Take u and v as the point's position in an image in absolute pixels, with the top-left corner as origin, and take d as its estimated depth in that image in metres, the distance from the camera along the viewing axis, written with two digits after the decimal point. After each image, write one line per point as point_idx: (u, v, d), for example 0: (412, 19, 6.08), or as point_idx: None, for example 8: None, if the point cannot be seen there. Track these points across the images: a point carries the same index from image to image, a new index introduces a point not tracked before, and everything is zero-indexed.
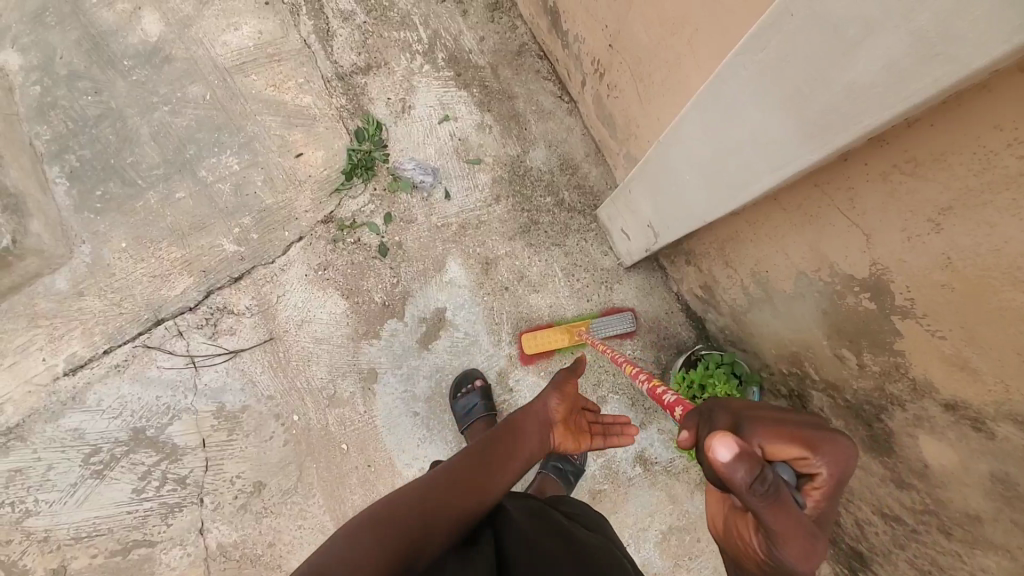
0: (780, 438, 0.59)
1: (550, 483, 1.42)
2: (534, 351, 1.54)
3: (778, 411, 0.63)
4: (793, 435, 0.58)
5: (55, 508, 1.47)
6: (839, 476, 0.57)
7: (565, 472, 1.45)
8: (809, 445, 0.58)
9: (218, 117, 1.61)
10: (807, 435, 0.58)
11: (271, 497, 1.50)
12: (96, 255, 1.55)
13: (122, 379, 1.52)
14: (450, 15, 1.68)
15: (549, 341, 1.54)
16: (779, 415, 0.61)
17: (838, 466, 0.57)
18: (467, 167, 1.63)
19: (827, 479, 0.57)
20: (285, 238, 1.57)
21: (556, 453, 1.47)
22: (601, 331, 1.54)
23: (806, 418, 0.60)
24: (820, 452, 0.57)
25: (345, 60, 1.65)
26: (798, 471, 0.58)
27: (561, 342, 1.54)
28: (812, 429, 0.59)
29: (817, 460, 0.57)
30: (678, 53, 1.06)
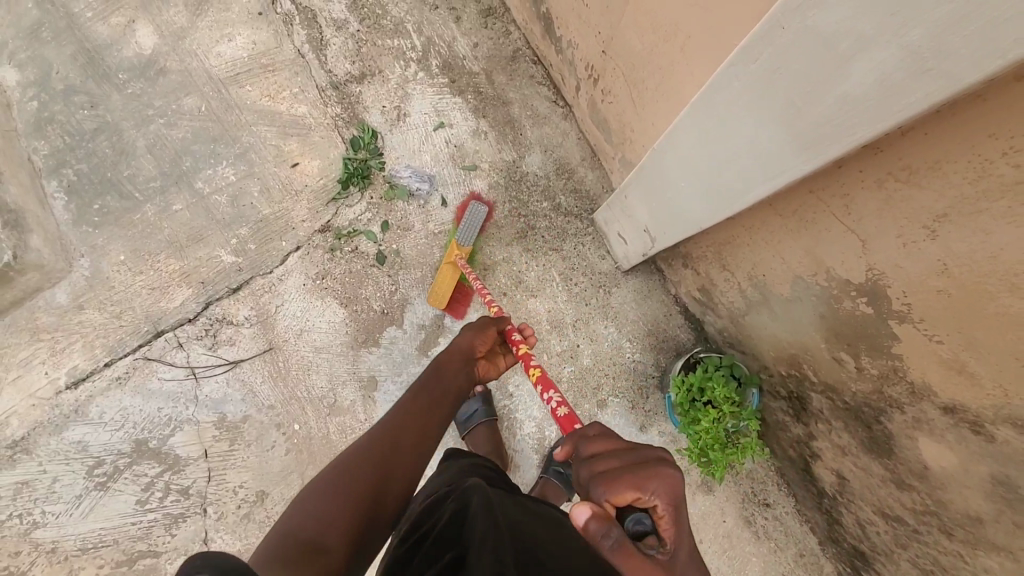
0: (618, 484, 0.63)
1: (551, 488, 1.42)
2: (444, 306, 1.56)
3: (624, 450, 0.68)
4: (628, 481, 0.63)
5: (61, 520, 1.48)
6: (675, 501, 0.63)
7: (567, 477, 1.45)
8: (637, 484, 0.63)
9: (214, 129, 1.61)
10: (639, 475, 0.63)
11: (274, 507, 1.50)
12: (95, 268, 1.55)
13: (123, 391, 1.52)
14: (443, 22, 1.68)
15: (447, 285, 1.53)
16: (623, 458, 0.67)
17: (670, 497, 0.63)
18: (463, 173, 1.63)
19: (665, 509, 0.63)
20: (282, 248, 1.58)
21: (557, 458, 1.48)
22: (466, 237, 1.52)
23: (640, 455, 0.66)
24: (651, 490, 0.62)
25: (339, 69, 1.65)
26: (643, 509, 0.64)
27: (450, 277, 1.53)
28: (646, 470, 0.64)
29: (652, 495, 0.62)
30: (672, 59, 1.06)
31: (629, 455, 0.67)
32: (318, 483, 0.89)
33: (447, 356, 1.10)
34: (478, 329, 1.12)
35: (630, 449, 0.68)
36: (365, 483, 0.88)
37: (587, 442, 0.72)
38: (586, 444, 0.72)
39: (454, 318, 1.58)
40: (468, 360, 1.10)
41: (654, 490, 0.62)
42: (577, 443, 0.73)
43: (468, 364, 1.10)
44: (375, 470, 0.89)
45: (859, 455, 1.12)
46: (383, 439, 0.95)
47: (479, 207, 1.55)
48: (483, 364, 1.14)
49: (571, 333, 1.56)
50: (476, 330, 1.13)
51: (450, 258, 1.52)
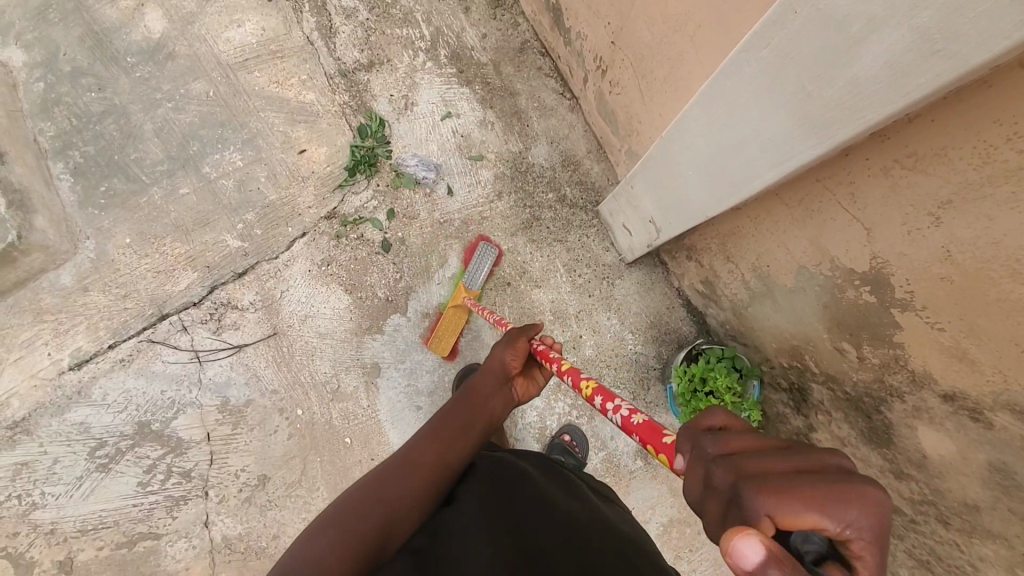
0: (786, 498, 0.42)
1: None
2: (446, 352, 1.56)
3: (778, 451, 0.48)
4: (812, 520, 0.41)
5: (61, 501, 1.48)
6: (882, 540, 0.41)
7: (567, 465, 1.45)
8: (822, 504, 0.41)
9: (222, 114, 1.61)
10: (818, 490, 0.42)
11: (275, 491, 1.51)
12: (101, 251, 1.56)
13: (127, 374, 1.53)
14: (452, 12, 1.69)
15: (450, 330, 1.54)
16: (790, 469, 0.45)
17: (874, 531, 0.41)
18: (469, 163, 1.64)
19: (865, 548, 0.41)
20: (288, 234, 1.58)
21: (558, 447, 1.49)
22: (472, 279, 1.54)
23: (819, 463, 0.45)
24: (843, 515, 0.41)
25: (348, 57, 1.66)
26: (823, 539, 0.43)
27: (460, 322, 1.55)
28: (829, 487, 0.42)
29: (843, 525, 0.41)
30: (681, 50, 1.07)
31: (793, 459, 0.46)
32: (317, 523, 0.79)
33: (481, 376, 1.07)
34: (509, 343, 1.09)
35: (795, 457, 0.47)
36: (373, 516, 0.79)
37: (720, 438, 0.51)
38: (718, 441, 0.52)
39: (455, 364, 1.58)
40: (498, 382, 1.07)
41: (846, 518, 0.41)
42: (704, 444, 0.51)
43: (497, 389, 1.06)
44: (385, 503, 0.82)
45: (859, 446, 1.14)
46: (395, 471, 0.87)
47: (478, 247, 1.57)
48: (520, 382, 1.11)
49: (574, 323, 1.57)
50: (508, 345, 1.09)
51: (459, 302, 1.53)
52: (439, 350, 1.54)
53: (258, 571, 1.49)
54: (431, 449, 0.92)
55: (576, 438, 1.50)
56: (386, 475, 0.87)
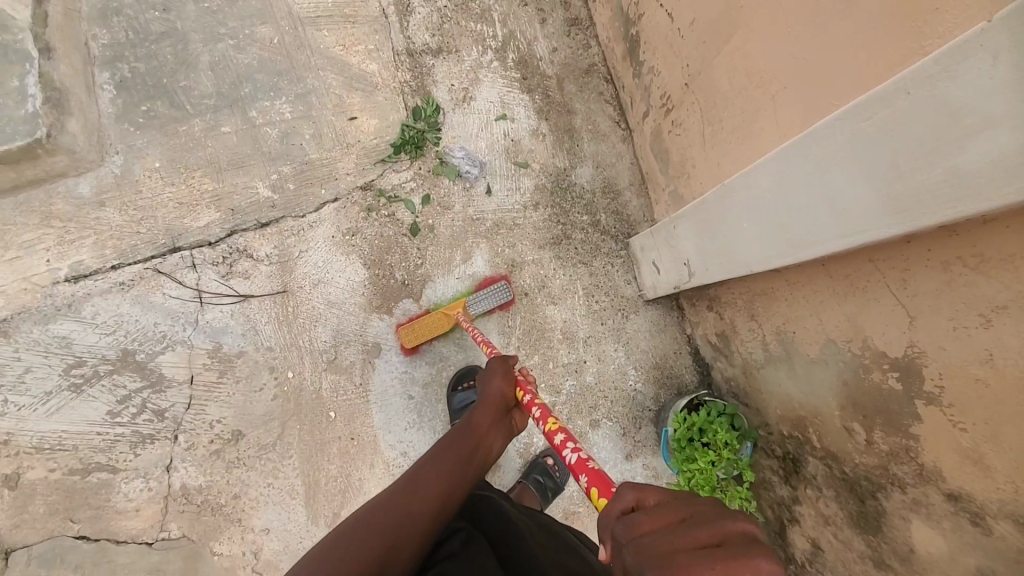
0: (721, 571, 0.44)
1: (527, 495, 1.41)
2: (414, 338, 1.51)
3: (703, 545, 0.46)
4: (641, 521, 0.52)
5: (24, 413, 1.42)
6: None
7: (545, 485, 1.45)
8: None
9: (281, 63, 1.60)
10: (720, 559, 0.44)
11: (247, 449, 1.47)
12: (128, 169, 1.52)
13: (124, 297, 1.48)
14: (529, 20, 1.71)
15: (429, 329, 1.51)
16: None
17: None
18: (513, 168, 1.64)
19: None
20: (320, 196, 1.57)
21: (539, 467, 1.48)
22: (477, 304, 1.53)
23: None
24: None
25: (418, 38, 1.66)
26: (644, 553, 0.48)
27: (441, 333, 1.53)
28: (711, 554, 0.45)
29: None
30: (759, 106, 1.09)
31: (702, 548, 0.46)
32: (316, 550, 0.79)
33: (481, 408, 1.07)
34: (506, 374, 1.09)
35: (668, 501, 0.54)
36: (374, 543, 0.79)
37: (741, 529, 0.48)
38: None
39: (403, 340, 1.51)
40: (496, 413, 1.07)
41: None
42: (619, 527, 0.52)
43: (489, 415, 1.06)
44: (385, 532, 0.81)
45: (842, 526, 1.15)
46: (398, 499, 0.87)
47: (494, 281, 1.58)
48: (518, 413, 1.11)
49: (581, 347, 1.57)
50: (505, 377, 1.10)
51: (450, 319, 1.51)
52: (410, 342, 1.51)
53: (209, 527, 1.43)
54: (430, 483, 0.90)
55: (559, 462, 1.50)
56: (390, 501, 0.87)
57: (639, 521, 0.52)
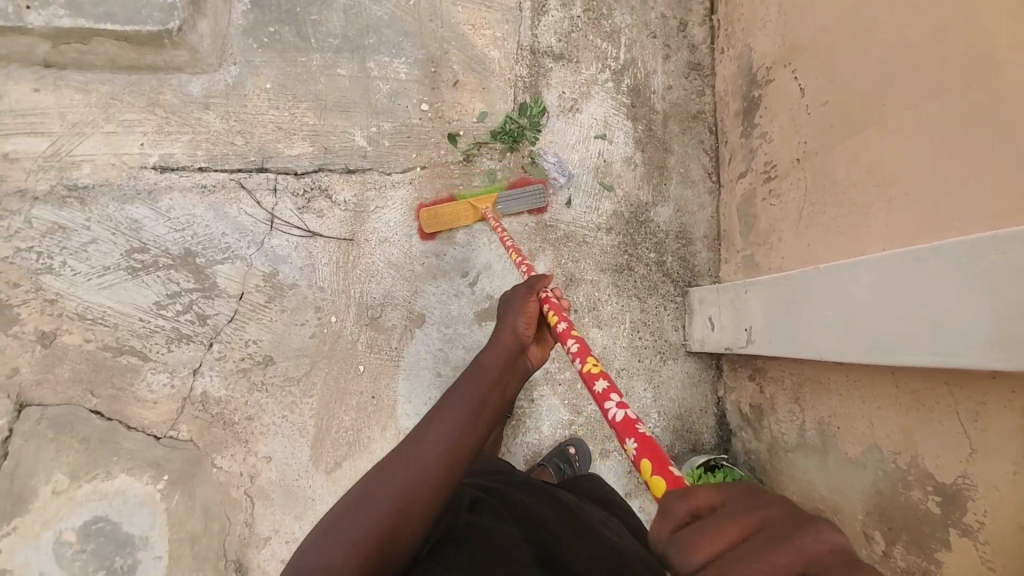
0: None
1: (546, 476, 1.42)
2: (437, 224, 1.57)
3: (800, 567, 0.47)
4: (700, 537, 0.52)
5: (77, 279, 1.46)
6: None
7: (564, 473, 1.43)
8: None
9: (410, 25, 1.63)
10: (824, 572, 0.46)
11: (272, 377, 1.50)
12: (240, 82, 1.56)
13: (201, 201, 1.52)
14: (653, 53, 1.73)
15: (456, 218, 1.57)
16: None
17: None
18: (598, 188, 1.67)
19: None
20: (410, 160, 1.60)
21: (560, 453, 1.47)
22: (508, 207, 1.59)
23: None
24: None
25: (544, 39, 1.69)
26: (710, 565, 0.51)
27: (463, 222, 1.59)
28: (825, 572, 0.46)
29: None
30: (872, 203, 1.10)
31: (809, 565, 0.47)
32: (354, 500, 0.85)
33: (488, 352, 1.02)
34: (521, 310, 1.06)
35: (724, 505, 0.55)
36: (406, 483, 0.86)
37: (811, 527, 0.49)
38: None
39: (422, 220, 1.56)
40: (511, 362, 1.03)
41: None
42: (666, 549, 0.54)
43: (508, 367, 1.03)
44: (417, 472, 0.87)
45: None
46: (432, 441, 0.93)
47: (530, 184, 1.63)
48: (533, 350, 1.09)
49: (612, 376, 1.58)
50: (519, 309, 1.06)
51: (475, 207, 1.58)
52: (428, 227, 1.57)
53: (216, 439, 1.47)
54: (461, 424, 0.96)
55: (579, 452, 1.50)
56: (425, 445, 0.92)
57: (704, 542, 0.52)
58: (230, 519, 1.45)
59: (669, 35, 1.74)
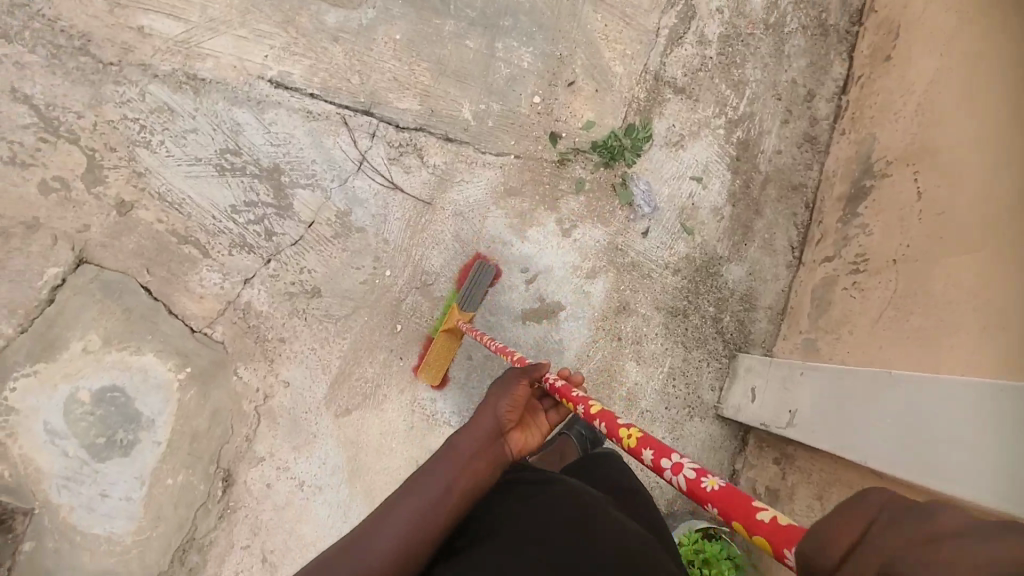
0: None
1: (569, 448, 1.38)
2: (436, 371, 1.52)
3: None
4: None
5: (168, 161, 1.51)
6: None
7: (586, 439, 1.41)
8: None
9: (547, 19, 1.64)
10: None
11: (315, 308, 1.53)
12: (372, 25, 1.59)
13: (302, 124, 1.56)
14: (773, 114, 1.70)
15: (441, 358, 1.51)
16: None
17: None
18: (678, 228, 1.65)
19: None
20: (507, 146, 1.62)
21: (581, 423, 1.45)
22: (470, 301, 1.54)
23: None
24: None
25: (670, 70, 1.68)
26: None
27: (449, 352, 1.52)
28: None
29: None
30: (945, 329, 1.12)
31: None
32: None
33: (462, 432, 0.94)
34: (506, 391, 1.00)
35: (854, 499, 0.54)
36: None
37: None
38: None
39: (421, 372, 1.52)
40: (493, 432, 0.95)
41: None
42: None
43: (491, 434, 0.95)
44: None
45: None
46: None
47: (486, 263, 1.57)
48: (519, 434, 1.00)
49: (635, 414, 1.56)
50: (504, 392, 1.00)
51: (449, 325, 1.51)
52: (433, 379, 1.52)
53: (245, 350, 1.50)
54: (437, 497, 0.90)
55: None
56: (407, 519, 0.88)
57: None
58: (233, 429, 1.48)
59: (793, 101, 1.71)
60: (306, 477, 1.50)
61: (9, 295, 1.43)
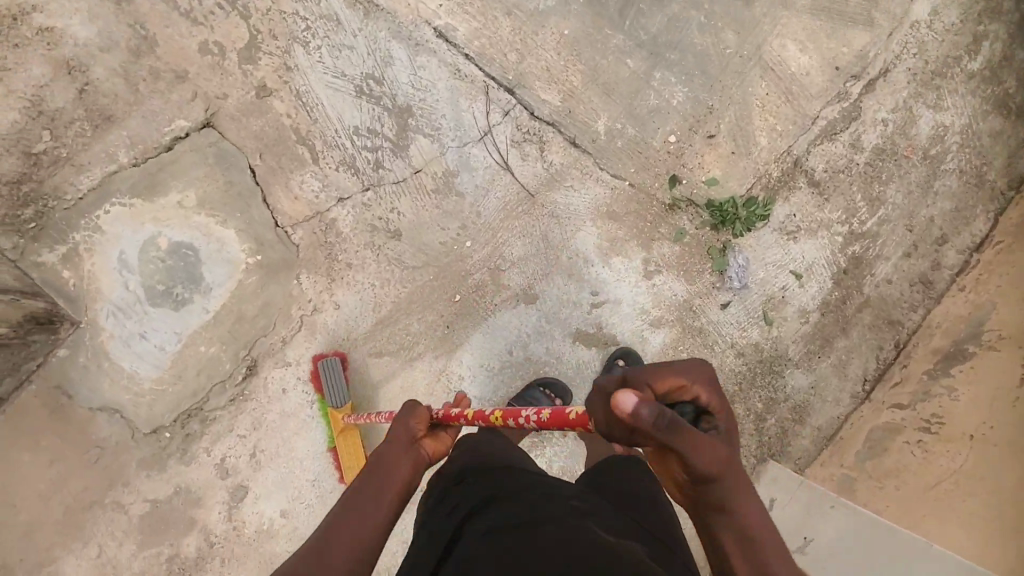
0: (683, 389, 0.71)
1: None
2: (352, 466, 1.51)
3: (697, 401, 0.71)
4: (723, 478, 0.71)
5: (317, 67, 1.57)
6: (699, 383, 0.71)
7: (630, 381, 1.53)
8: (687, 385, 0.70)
9: (712, 67, 1.61)
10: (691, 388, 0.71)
11: (390, 249, 1.57)
12: (548, 13, 1.59)
13: (447, 78, 1.59)
14: (900, 242, 1.62)
15: (351, 453, 1.50)
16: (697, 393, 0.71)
17: (703, 381, 0.72)
18: (758, 315, 1.60)
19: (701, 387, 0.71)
20: (625, 172, 1.61)
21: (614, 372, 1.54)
22: (336, 394, 1.48)
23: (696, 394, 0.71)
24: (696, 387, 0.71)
25: (813, 161, 1.62)
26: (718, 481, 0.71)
27: (353, 446, 1.51)
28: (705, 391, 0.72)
29: (694, 388, 0.71)
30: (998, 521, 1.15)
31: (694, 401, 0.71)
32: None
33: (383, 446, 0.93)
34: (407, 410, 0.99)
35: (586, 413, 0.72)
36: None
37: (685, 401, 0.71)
38: (685, 427, 0.65)
39: (343, 476, 1.52)
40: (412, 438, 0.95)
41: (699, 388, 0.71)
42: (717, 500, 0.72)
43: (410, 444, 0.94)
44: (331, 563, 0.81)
45: None
46: None
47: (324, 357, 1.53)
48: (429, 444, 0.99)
49: None
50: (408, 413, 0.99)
51: (338, 425, 1.49)
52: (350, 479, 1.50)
53: (315, 261, 1.55)
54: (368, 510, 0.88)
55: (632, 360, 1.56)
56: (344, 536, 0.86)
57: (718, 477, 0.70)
58: (274, 326, 1.53)
59: (925, 237, 1.62)
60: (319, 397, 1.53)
61: (136, 128, 1.51)
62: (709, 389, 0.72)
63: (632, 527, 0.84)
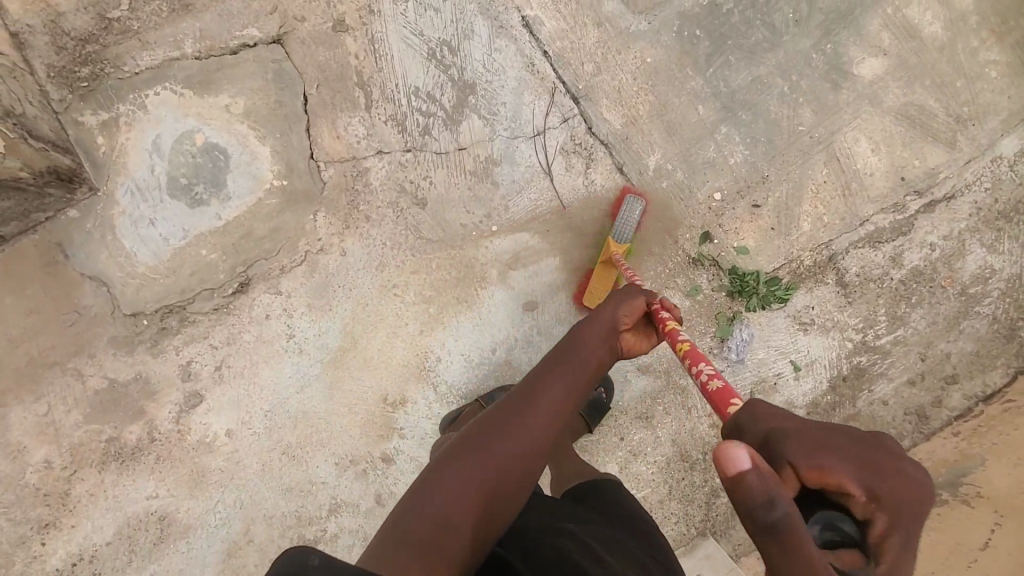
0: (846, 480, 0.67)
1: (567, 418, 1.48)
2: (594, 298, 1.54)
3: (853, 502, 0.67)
4: None
5: (398, 19, 1.57)
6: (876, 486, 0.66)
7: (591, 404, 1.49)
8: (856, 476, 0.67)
9: (779, 139, 1.58)
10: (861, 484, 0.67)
11: (411, 214, 1.56)
12: (635, 37, 1.57)
13: (519, 69, 1.58)
14: (909, 368, 1.57)
15: (601, 285, 1.52)
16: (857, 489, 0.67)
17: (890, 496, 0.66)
18: (745, 393, 1.58)
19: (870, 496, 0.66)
20: (661, 213, 1.59)
21: None
22: (620, 232, 1.51)
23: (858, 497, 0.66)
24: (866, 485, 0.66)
25: (848, 261, 1.59)
26: None
27: (605, 280, 1.52)
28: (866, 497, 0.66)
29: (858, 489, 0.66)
30: None
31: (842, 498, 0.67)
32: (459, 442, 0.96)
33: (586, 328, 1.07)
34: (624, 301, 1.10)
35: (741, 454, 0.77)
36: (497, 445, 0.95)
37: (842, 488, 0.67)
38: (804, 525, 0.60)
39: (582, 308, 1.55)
40: (603, 338, 1.06)
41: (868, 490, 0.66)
42: None
43: (600, 349, 1.05)
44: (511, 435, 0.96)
45: None
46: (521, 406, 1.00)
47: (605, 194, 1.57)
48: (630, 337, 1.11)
49: None
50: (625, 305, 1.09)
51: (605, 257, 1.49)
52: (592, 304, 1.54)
53: (336, 202, 1.55)
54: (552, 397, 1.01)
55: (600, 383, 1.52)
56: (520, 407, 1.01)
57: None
58: (278, 252, 1.54)
59: (936, 372, 1.57)
60: (298, 333, 1.54)
61: (209, 23, 1.52)
62: (890, 485, 0.66)
63: (636, 547, 0.94)
